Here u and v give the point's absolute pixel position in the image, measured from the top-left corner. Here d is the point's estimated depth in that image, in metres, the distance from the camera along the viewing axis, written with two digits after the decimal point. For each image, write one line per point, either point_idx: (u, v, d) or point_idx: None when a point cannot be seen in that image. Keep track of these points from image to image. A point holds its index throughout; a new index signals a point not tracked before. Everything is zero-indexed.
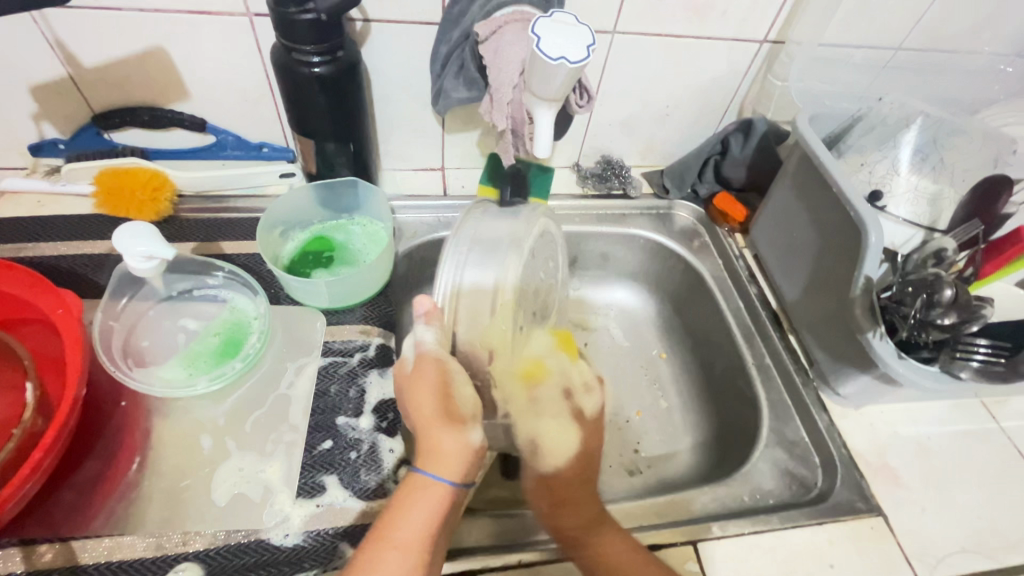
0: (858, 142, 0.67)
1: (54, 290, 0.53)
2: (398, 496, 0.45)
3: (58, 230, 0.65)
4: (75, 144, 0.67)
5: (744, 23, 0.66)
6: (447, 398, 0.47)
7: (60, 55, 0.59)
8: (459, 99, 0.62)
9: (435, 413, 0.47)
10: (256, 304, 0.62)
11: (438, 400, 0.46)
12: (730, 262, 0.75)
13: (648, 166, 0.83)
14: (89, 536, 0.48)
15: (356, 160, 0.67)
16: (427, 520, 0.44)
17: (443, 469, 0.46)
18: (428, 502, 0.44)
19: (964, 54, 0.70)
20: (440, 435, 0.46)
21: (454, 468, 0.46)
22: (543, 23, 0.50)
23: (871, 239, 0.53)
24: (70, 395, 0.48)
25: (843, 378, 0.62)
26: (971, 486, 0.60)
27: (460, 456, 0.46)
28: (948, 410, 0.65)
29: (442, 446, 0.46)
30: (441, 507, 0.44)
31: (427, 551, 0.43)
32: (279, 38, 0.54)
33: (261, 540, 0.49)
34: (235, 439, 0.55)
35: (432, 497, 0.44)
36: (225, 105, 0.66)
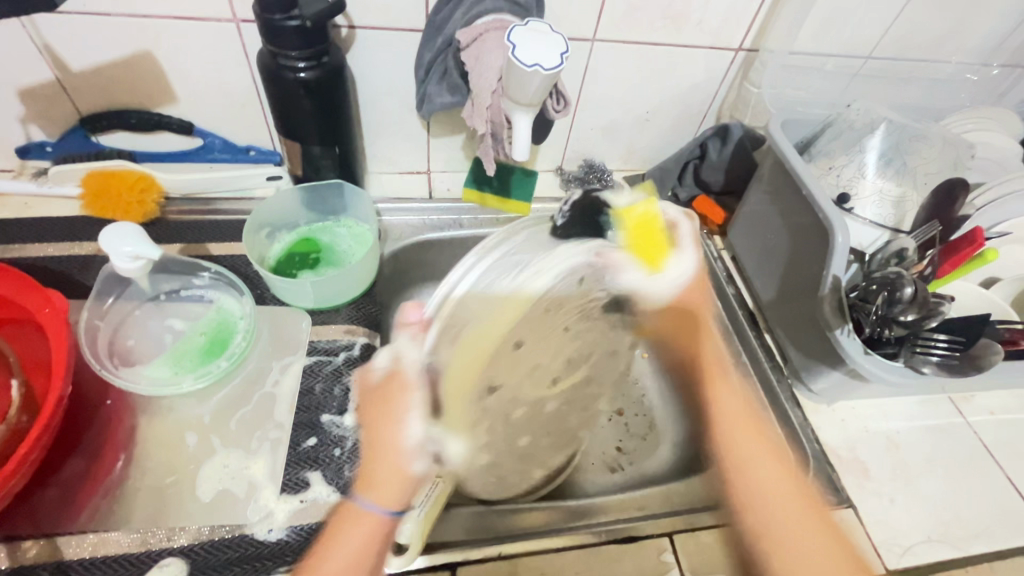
0: (827, 147, 0.69)
1: (39, 290, 0.54)
2: (333, 522, 0.42)
3: (46, 231, 0.66)
4: (62, 146, 0.67)
5: (719, 31, 0.68)
6: (386, 411, 0.42)
7: (48, 59, 0.60)
8: (443, 104, 0.64)
9: (388, 435, 0.42)
10: (241, 304, 0.62)
11: (376, 414, 0.43)
12: (709, 264, 0.77)
13: (629, 170, 0.85)
14: (74, 532, 0.48)
15: (342, 163, 0.68)
16: (357, 555, 0.40)
17: (380, 498, 0.41)
18: (361, 532, 0.41)
19: (928, 63, 0.73)
20: (374, 463, 0.42)
21: (386, 502, 0.41)
22: (519, 31, 0.52)
23: (837, 239, 0.55)
24: (56, 393, 0.49)
25: (815, 375, 0.64)
26: (937, 478, 0.62)
27: (399, 486, 0.41)
28: (917, 406, 0.67)
29: (381, 472, 0.41)
30: (372, 542, 0.41)
31: None
32: (265, 44, 0.55)
33: (246, 535, 0.50)
34: (220, 436, 0.56)
35: (360, 529, 0.41)
36: (213, 109, 0.67)
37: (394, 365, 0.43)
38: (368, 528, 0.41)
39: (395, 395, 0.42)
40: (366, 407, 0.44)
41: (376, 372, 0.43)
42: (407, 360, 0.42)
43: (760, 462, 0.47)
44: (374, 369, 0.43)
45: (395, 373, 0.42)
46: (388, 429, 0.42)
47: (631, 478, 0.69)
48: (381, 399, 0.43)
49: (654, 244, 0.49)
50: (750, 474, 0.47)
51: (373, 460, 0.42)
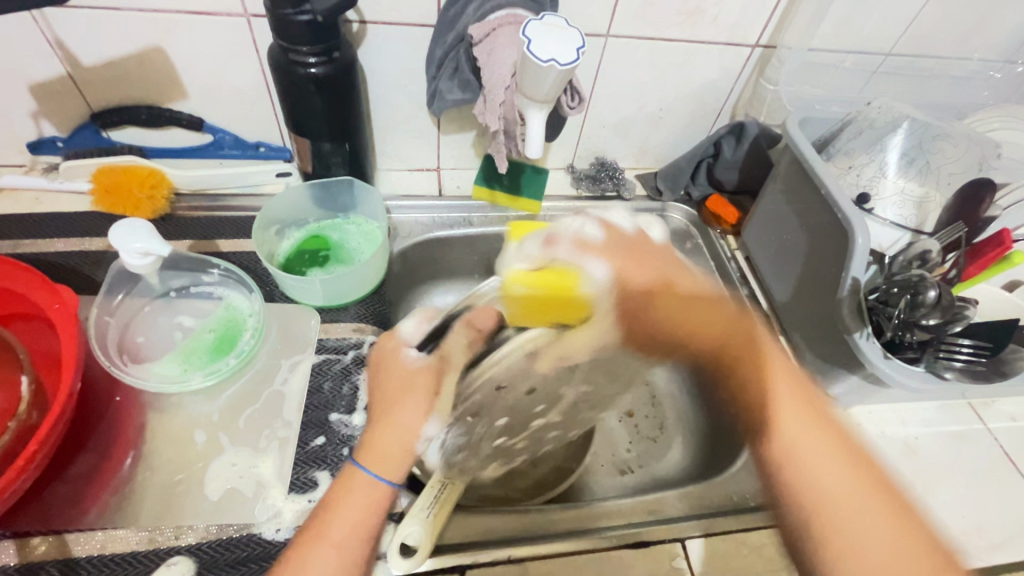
0: (846, 146, 0.67)
1: (49, 285, 0.53)
2: (330, 494, 0.46)
3: (57, 226, 0.66)
4: (73, 142, 0.68)
5: (735, 28, 0.67)
6: (409, 387, 0.50)
7: (59, 54, 0.60)
8: (454, 101, 0.63)
9: (398, 414, 0.49)
10: (250, 301, 0.62)
11: (399, 388, 0.50)
12: (722, 264, 0.76)
13: (641, 168, 0.84)
14: (83, 529, 0.48)
15: (352, 160, 0.67)
16: (356, 520, 0.44)
17: (382, 467, 0.47)
18: (361, 499, 0.45)
19: (951, 61, 0.71)
20: (389, 429, 0.48)
21: (395, 470, 0.47)
22: (534, 26, 0.51)
23: (859, 241, 0.54)
24: (66, 388, 0.48)
25: (832, 378, 0.62)
26: (956, 485, 0.60)
27: (397, 459, 0.47)
28: (935, 411, 0.66)
29: (386, 445, 0.47)
30: (375, 507, 0.45)
31: (357, 554, 0.43)
32: (276, 39, 0.55)
33: (254, 534, 0.49)
34: (229, 434, 0.55)
35: (366, 492, 0.45)
36: (223, 105, 0.67)
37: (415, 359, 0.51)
38: (367, 497, 0.45)
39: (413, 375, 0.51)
40: (376, 392, 0.51)
41: (399, 364, 0.51)
42: (412, 353, 0.52)
43: (822, 468, 0.44)
44: (401, 355, 0.51)
45: (414, 369, 0.51)
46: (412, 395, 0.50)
47: (640, 480, 0.68)
48: (399, 385, 0.50)
49: (560, 300, 0.52)
50: (800, 463, 0.45)
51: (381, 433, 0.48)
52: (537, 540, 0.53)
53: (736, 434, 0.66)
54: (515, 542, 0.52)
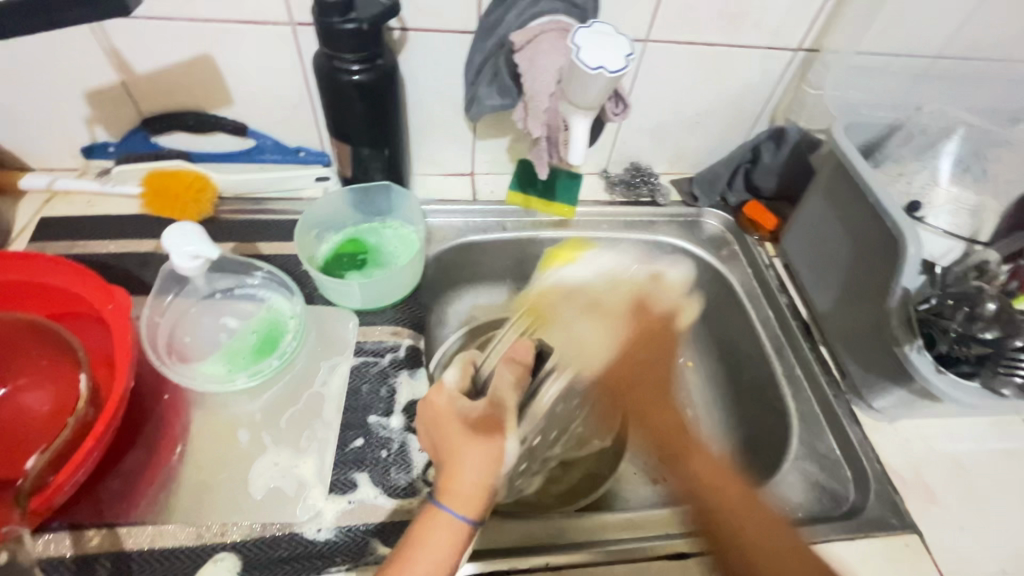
0: (896, 152, 0.67)
1: (103, 286, 0.55)
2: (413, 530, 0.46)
3: (108, 228, 0.68)
4: (124, 146, 0.70)
5: (778, 31, 0.66)
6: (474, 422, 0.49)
7: (114, 62, 0.62)
8: (493, 106, 0.63)
9: (463, 456, 0.47)
10: (292, 304, 0.63)
11: (465, 424, 0.49)
12: (760, 271, 0.74)
13: (676, 173, 0.83)
14: (134, 523, 0.50)
15: (390, 164, 0.68)
16: (440, 556, 0.44)
17: (461, 506, 0.46)
18: (444, 536, 0.45)
19: (1007, 62, 0.68)
20: (460, 464, 0.47)
21: (474, 506, 0.46)
22: (584, 33, 0.51)
23: (910, 250, 0.53)
24: (120, 386, 0.50)
25: (877, 391, 0.61)
26: (1009, 504, 0.58)
27: (476, 498, 0.46)
28: (987, 427, 0.63)
29: (461, 484, 0.46)
30: (459, 541, 0.45)
31: None
32: (322, 47, 0.56)
33: (296, 533, 0.50)
34: (271, 433, 0.56)
35: (451, 531, 0.45)
36: (267, 111, 0.69)
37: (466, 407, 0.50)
38: (454, 528, 0.45)
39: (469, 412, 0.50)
40: (433, 436, 0.50)
41: (452, 413, 0.49)
42: (458, 400, 0.50)
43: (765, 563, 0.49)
44: (448, 404, 0.50)
45: (469, 415, 0.50)
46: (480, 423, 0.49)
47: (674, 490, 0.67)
48: (456, 434, 0.49)
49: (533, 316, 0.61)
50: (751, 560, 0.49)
51: (453, 473, 0.47)
52: (576, 549, 0.53)
53: (777, 446, 0.64)
54: (553, 550, 0.52)
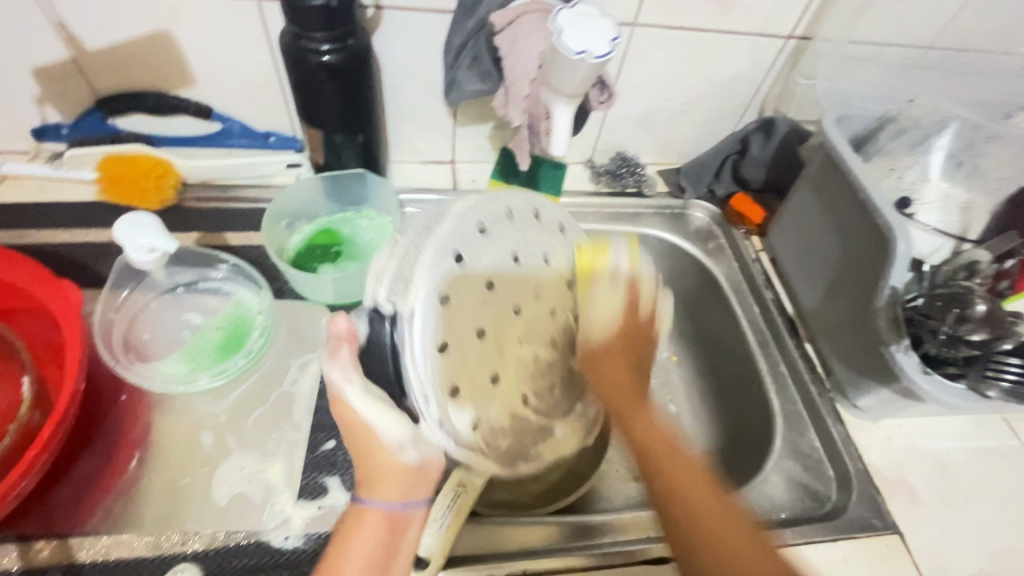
0: (887, 146, 0.64)
1: (52, 280, 0.52)
2: (344, 524, 0.46)
3: (61, 216, 0.64)
4: (79, 128, 0.65)
5: (770, 18, 0.63)
6: (352, 424, 0.46)
7: (63, 38, 0.57)
8: (473, 91, 0.59)
9: (374, 443, 0.45)
10: (260, 299, 0.60)
11: (350, 429, 0.46)
12: (746, 266, 0.72)
13: (663, 163, 0.81)
14: (87, 533, 0.47)
15: (365, 152, 0.65)
16: (371, 551, 0.44)
17: (386, 491, 0.46)
18: (371, 530, 0.45)
19: (997, 54, 0.67)
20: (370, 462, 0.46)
21: (393, 492, 0.45)
22: (566, 14, 0.48)
23: (899, 248, 0.52)
24: (70, 388, 0.47)
25: (860, 391, 0.60)
26: (989, 504, 0.58)
27: (402, 480, 0.46)
28: (968, 425, 0.63)
29: (375, 470, 0.46)
30: (385, 533, 0.45)
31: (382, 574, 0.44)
32: (288, 25, 0.52)
33: (262, 542, 0.48)
34: (236, 436, 0.54)
35: (374, 525, 0.45)
36: (233, 93, 0.64)
37: (363, 401, 0.44)
38: (380, 516, 0.45)
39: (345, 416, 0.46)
40: (347, 432, 0.47)
41: (355, 412, 0.45)
42: (351, 391, 0.44)
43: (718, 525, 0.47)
44: (345, 404, 0.44)
45: (362, 409, 0.44)
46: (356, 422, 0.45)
47: None
48: (359, 424, 0.45)
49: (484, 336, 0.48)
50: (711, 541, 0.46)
51: (368, 464, 0.46)
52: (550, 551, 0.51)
53: (760, 443, 0.63)
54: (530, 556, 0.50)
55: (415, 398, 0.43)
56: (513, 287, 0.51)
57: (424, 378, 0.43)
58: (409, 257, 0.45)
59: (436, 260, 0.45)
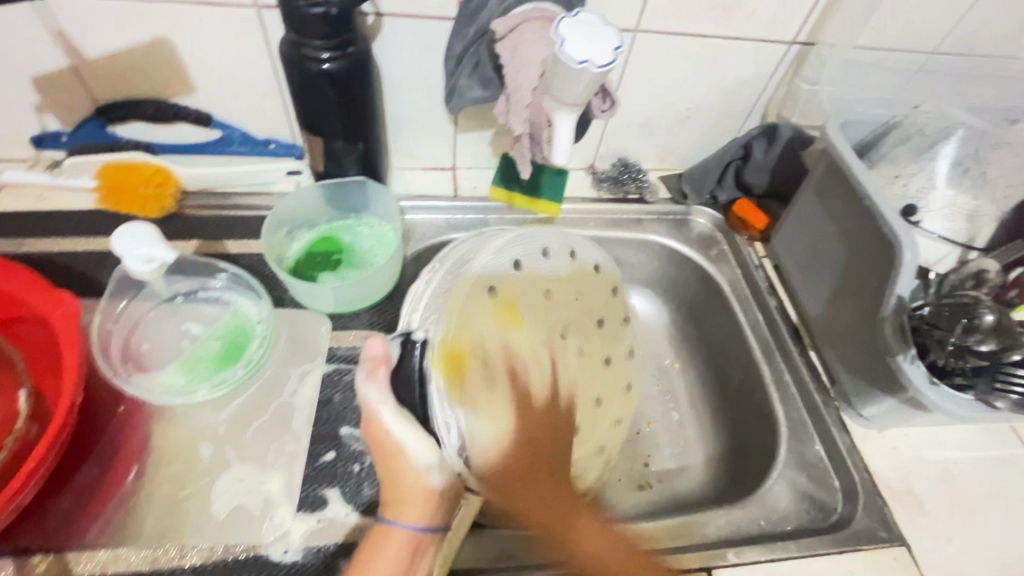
0: (892, 152, 0.64)
1: (49, 289, 0.51)
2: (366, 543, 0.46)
3: (60, 224, 0.64)
4: (78, 136, 0.65)
5: (772, 24, 0.63)
6: (384, 448, 0.47)
7: (62, 45, 0.57)
8: (474, 98, 0.59)
9: (403, 464, 0.47)
10: (259, 307, 0.59)
11: (381, 452, 0.47)
12: (749, 272, 0.72)
13: (665, 169, 0.80)
14: (85, 547, 0.47)
15: (365, 159, 0.64)
16: (396, 565, 0.45)
17: (411, 513, 0.46)
18: (394, 549, 0.45)
19: (1002, 59, 0.66)
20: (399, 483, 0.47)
21: (419, 513, 0.47)
22: (567, 22, 0.48)
23: (905, 256, 0.51)
24: (66, 400, 0.46)
25: (866, 399, 0.59)
26: (998, 515, 0.57)
27: (426, 500, 0.47)
28: (976, 435, 0.62)
29: (404, 490, 0.47)
30: (406, 554, 0.45)
31: None
32: (288, 33, 0.52)
33: (260, 556, 0.47)
34: (235, 447, 0.53)
35: (397, 546, 0.45)
36: (233, 100, 0.64)
37: (397, 422, 0.47)
38: (405, 536, 0.46)
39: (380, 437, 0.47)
40: (374, 453, 0.48)
41: (387, 433, 0.47)
42: (386, 411, 0.47)
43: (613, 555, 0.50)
44: (380, 425, 0.47)
45: (398, 430, 0.47)
46: (388, 445, 0.47)
47: (660, 497, 0.65)
48: (392, 446, 0.47)
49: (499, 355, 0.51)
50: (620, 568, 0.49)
51: (395, 484, 0.47)
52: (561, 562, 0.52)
53: (763, 453, 0.63)
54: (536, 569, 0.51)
55: (437, 421, 0.47)
56: (533, 316, 0.56)
57: (441, 394, 0.47)
58: (435, 281, 0.54)
59: (463, 287, 0.53)
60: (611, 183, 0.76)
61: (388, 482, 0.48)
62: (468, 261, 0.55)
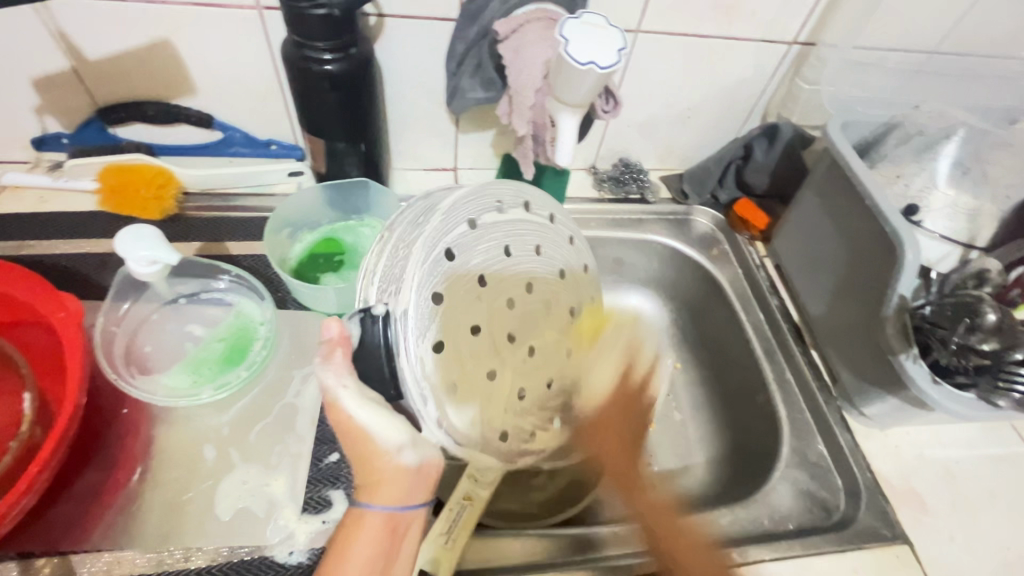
0: (894, 153, 0.64)
1: (52, 292, 0.51)
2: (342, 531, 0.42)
3: (61, 227, 0.64)
4: (79, 138, 0.65)
5: (773, 24, 0.63)
6: (349, 431, 0.42)
7: (63, 47, 0.57)
8: (476, 99, 0.60)
9: (371, 447, 0.41)
10: (262, 310, 0.59)
11: (346, 435, 0.42)
12: (751, 271, 0.72)
13: (666, 169, 0.80)
14: (89, 550, 0.47)
15: (367, 160, 0.64)
16: (373, 553, 0.41)
17: (385, 496, 0.42)
18: (372, 537, 0.42)
19: (1000, 59, 0.67)
20: (370, 467, 0.42)
21: (391, 497, 0.42)
22: (571, 24, 0.48)
23: (908, 256, 0.51)
24: (71, 403, 0.46)
25: (868, 399, 0.59)
26: (999, 512, 0.57)
27: (400, 482, 0.42)
28: (976, 433, 0.63)
29: (375, 474, 0.42)
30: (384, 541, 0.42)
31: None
32: (290, 34, 0.52)
33: (265, 557, 0.47)
34: (239, 449, 0.53)
35: (374, 534, 0.42)
36: (235, 102, 0.64)
37: (359, 402, 0.41)
38: (380, 519, 0.42)
39: (341, 420, 0.42)
40: (338, 432, 0.43)
41: (349, 417, 0.41)
42: (345, 393, 0.41)
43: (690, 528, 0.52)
44: (339, 409, 0.41)
45: (358, 411, 0.41)
46: (351, 428, 0.42)
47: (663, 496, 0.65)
48: (355, 429, 0.41)
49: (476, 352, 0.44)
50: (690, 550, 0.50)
51: (365, 468, 0.42)
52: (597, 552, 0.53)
53: (766, 452, 0.63)
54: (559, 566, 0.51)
55: (411, 398, 0.41)
56: (515, 310, 0.47)
57: (421, 379, 0.40)
58: (392, 250, 0.44)
59: (428, 260, 0.42)
60: (611, 183, 0.76)
61: (360, 467, 0.43)
62: (427, 219, 0.44)
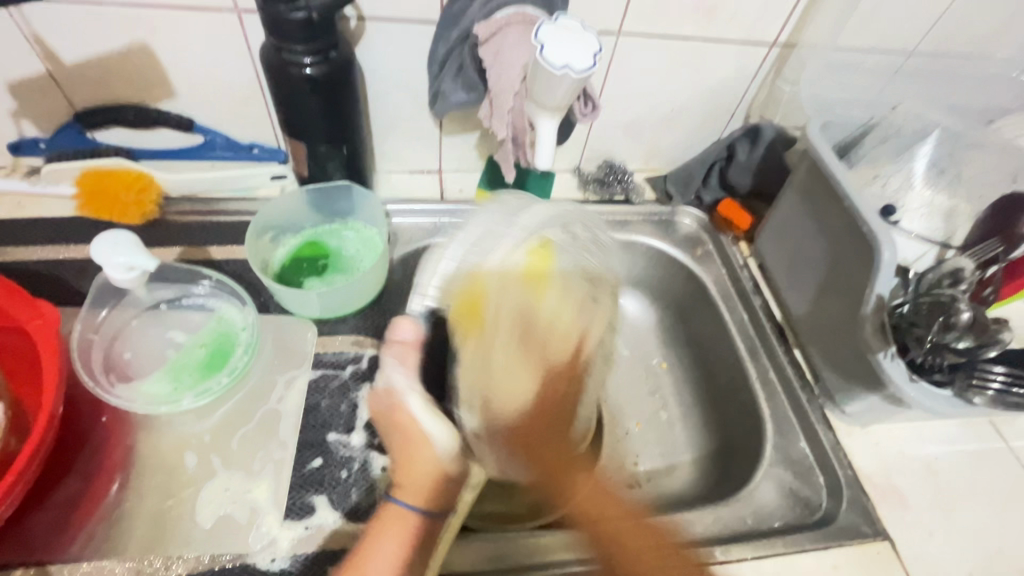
0: (872, 152, 0.66)
1: (28, 300, 0.50)
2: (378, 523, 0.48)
3: (39, 233, 0.63)
4: (56, 143, 0.64)
5: (753, 26, 0.63)
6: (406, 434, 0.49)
7: (39, 51, 0.56)
8: (458, 102, 0.59)
9: (423, 447, 0.49)
10: (244, 314, 0.59)
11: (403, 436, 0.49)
12: (734, 271, 0.73)
13: (650, 170, 0.81)
14: (67, 561, 0.46)
15: (350, 163, 0.64)
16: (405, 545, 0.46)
17: (426, 494, 0.48)
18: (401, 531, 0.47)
19: (977, 60, 0.68)
20: (416, 464, 0.49)
21: (430, 494, 0.48)
22: (549, 28, 0.48)
23: (884, 255, 0.52)
24: (47, 412, 0.46)
25: (851, 397, 0.60)
26: (978, 507, 0.58)
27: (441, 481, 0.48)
28: (956, 429, 0.63)
29: (421, 473, 0.48)
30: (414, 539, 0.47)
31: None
32: (269, 38, 0.51)
33: (248, 565, 0.47)
34: (221, 456, 0.53)
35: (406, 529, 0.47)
36: (215, 105, 0.64)
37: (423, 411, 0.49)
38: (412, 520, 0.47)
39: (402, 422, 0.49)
40: (391, 434, 0.50)
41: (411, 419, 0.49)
42: (413, 400, 0.49)
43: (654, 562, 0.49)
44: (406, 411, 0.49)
45: (421, 417, 0.49)
46: (411, 430, 0.49)
47: (648, 496, 0.65)
48: (413, 431, 0.49)
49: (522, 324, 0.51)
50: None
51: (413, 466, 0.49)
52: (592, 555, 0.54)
53: (751, 449, 0.63)
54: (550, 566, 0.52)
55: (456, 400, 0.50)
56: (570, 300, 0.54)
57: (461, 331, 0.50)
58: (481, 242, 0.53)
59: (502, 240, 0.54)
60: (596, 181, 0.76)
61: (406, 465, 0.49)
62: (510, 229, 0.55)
